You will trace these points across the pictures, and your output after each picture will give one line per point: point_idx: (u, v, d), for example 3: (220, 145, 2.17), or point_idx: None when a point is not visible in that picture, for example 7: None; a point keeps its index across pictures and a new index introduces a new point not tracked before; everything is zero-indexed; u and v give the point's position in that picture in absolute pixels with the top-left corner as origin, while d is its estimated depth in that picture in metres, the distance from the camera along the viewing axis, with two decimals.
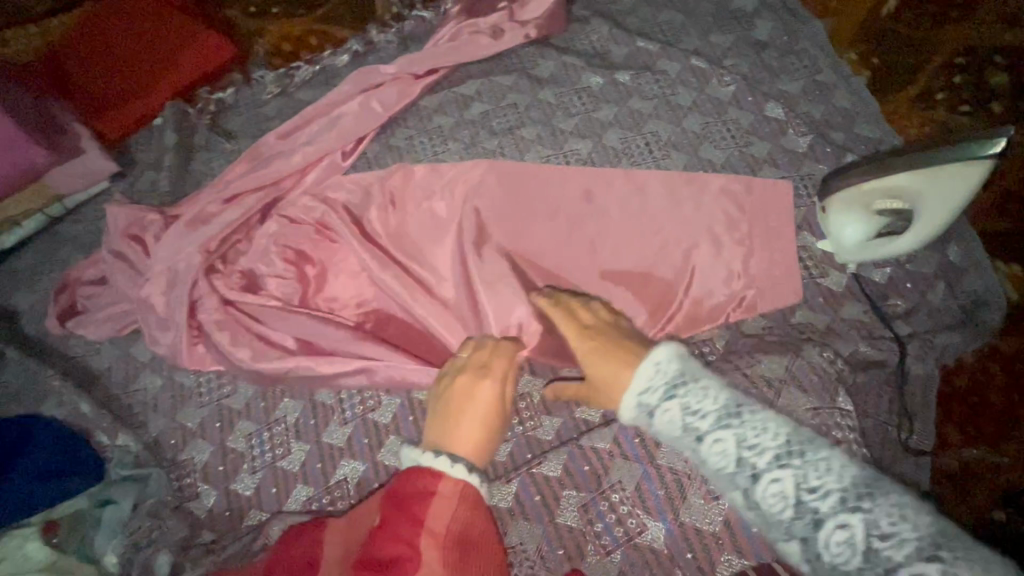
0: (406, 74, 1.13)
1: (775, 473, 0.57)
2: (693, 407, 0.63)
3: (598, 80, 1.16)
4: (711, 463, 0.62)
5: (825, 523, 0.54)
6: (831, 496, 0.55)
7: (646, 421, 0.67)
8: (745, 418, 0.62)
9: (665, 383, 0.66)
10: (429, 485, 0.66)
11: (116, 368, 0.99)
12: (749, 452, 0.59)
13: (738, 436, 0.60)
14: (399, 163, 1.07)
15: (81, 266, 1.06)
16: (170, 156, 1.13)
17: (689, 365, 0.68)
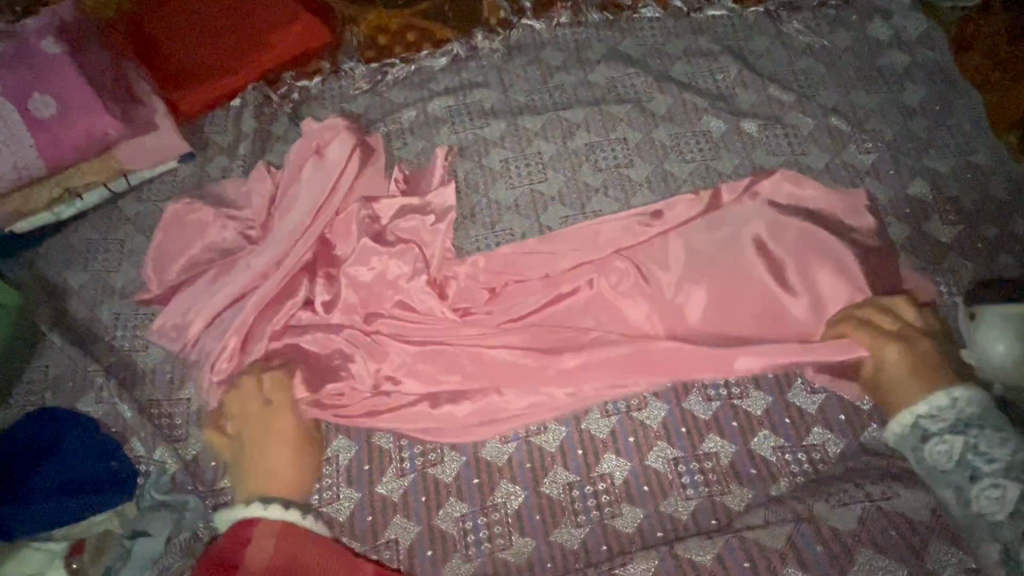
0: (511, 104, 1.08)
1: (996, 481, 0.68)
2: (982, 449, 0.70)
3: (720, 125, 1.04)
4: (930, 460, 0.72)
5: (982, 478, 0.69)
6: (998, 463, 0.69)
7: (913, 444, 0.73)
8: (977, 433, 0.70)
9: (955, 419, 0.72)
10: (246, 536, 0.70)
11: (162, 370, 0.91)
12: (976, 457, 0.70)
13: (969, 443, 0.70)
14: (491, 192, 1.01)
15: (144, 253, 1.00)
16: (247, 145, 1.06)
17: (971, 413, 0.72)
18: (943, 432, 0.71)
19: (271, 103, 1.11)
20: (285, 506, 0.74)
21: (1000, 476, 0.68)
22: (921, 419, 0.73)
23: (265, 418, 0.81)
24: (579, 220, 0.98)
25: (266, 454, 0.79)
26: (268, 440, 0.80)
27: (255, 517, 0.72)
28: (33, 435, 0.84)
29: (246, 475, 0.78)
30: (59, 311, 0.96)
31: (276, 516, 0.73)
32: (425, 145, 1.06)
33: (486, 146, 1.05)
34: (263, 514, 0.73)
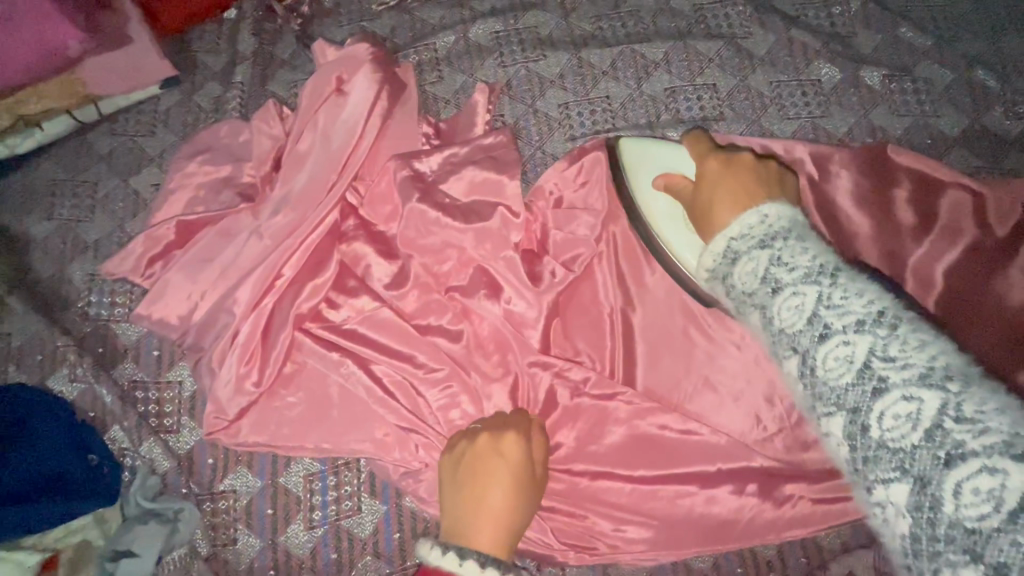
0: (573, 34, 0.87)
1: (913, 391, 0.38)
2: (890, 352, 0.40)
3: (833, 73, 0.84)
4: (829, 373, 0.42)
5: (888, 392, 0.39)
6: (913, 369, 0.39)
7: (722, 278, 0.52)
8: (892, 331, 0.41)
9: (855, 310, 0.42)
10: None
11: (147, 347, 0.76)
12: (884, 367, 0.40)
13: (875, 343, 0.41)
14: (547, 146, 0.82)
15: (123, 201, 0.82)
16: (245, 70, 0.86)
17: (890, 299, 0.43)
18: (849, 350, 0.42)
19: (273, 16, 0.89)
20: (483, 563, 0.54)
21: (913, 386, 0.38)
22: (731, 244, 0.51)
23: (496, 443, 0.61)
24: None
25: (471, 468, 0.60)
26: (511, 481, 0.59)
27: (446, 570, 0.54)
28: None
29: (465, 507, 0.58)
30: (21, 268, 0.79)
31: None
32: (466, 83, 0.86)
33: (542, 87, 0.85)
34: (458, 570, 0.53)
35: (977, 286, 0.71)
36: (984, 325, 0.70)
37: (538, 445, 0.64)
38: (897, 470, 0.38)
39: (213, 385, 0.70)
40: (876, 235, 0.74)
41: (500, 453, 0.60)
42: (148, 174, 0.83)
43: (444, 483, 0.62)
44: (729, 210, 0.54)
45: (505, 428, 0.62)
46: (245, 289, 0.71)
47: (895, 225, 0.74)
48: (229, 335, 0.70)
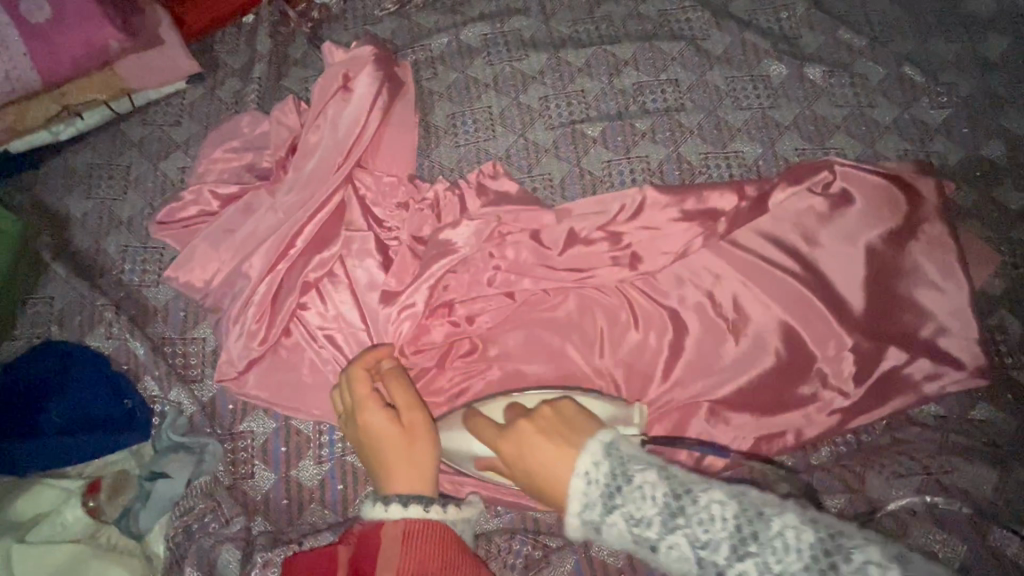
0: (552, 36, 0.98)
1: (740, 569, 0.45)
2: (699, 535, 0.47)
3: (781, 70, 0.95)
4: (673, 571, 0.48)
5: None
6: (722, 545, 0.46)
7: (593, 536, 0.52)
8: (693, 506, 0.48)
9: (658, 510, 0.48)
10: (373, 538, 0.58)
11: (174, 309, 0.86)
12: (705, 550, 0.47)
13: (688, 536, 0.47)
14: (529, 133, 0.93)
15: (154, 182, 0.93)
16: (261, 67, 0.97)
17: (677, 472, 0.50)
18: (665, 518, 0.48)
19: (286, 21, 1.00)
20: (404, 502, 0.60)
21: (733, 560, 0.46)
22: (581, 507, 0.51)
23: (362, 430, 0.65)
24: (623, 165, 0.91)
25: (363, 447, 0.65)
26: (399, 438, 0.63)
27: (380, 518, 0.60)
28: (28, 374, 0.79)
29: (374, 471, 0.64)
30: (62, 242, 0.89)
31: (399, 517, 0.59)
32: (458, 79, 0.97)
33: (525, 82, 0.96)
34: (385, 515, 0.59)
35: (895, 256, 0.83)
36: (898, 289, 0.82)
37: (395, 388, 0.67)
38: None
39: (234, 337, 0.79)
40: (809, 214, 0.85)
41: (367, 432, 0.64)
42: (175, 159, 0.94)
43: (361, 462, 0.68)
44: (562, 467, 0.53)
45: (365, 410, 0.65)
46: (263, 254, 0.81)
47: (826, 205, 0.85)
48: (248, 294, 0.80)
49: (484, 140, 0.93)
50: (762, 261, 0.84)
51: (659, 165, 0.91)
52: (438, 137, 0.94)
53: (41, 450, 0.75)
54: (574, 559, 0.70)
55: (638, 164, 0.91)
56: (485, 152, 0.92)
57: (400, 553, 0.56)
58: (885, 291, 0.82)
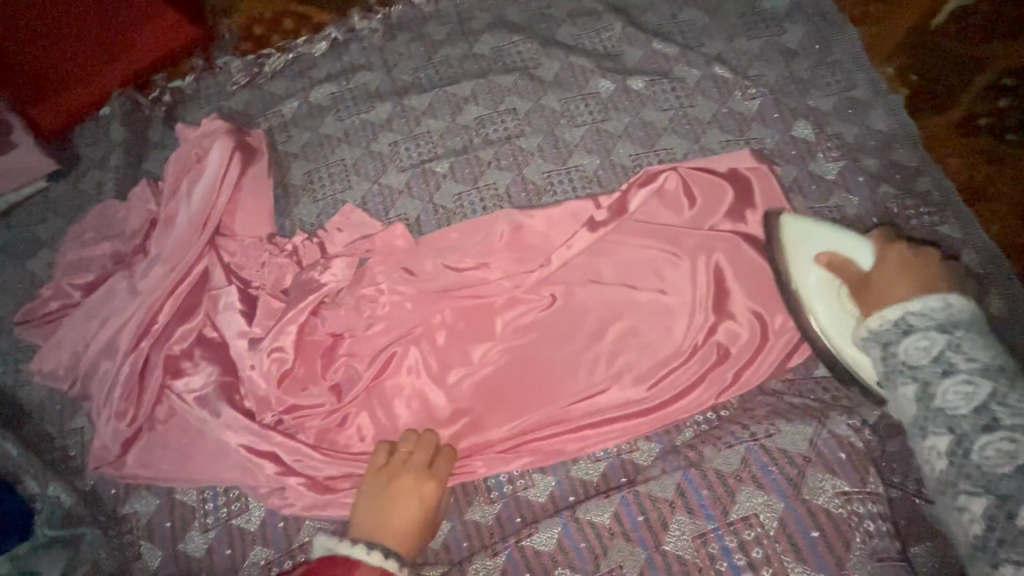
0: (396, 85, 1.05)
1: (1016, 433, 0.60)
2: (1004, 398, 0.62)
3: (608, 84, 1.03)
4: (942, 400, 0.65)
5: (996, 430, 0.61)
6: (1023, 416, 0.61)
7: (880, 343, 0.71)
8: (1005, 384, 0.63)
9: (981, 355, 0.65)
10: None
11: (52, 402, 0.87)
12: (999, 407, 0.62)
13: (994, 390, 0.63)
14: (383, 177, 0.98)
15: (22, 281, 0.94)
16: (119, 154, 1.00)
17: (1000, 361, 0.66)
18: (970, 372, 0.64)
19: (142, 107, 1.05)
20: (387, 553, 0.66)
21: None
22: (909, 314, 0.70)
23: (418, 485, 0.73)
24: (473, 194, 0.96)
25: (393, 494, 0.72)
26: (411, 493, 0.72)
27: (357, 560, 0.64)
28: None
29: (377, 517, 0.71)
30: None
31: (378, 563, 0.65)
32: (312, 137, 1.02)
33: (375, 131, 1.01)
34: (364, 558, 0.65)
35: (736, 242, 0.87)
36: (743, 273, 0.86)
37: (417, 453, 0.76)
38: (946, 434, 0.64)
39: (105, 421, 0.81)
40: (648, 219, 0.91)
41: (420, 491, 0.73)
42: (42, 256, 0.96)
43: (359, 498, 0.74)
44: (906, 289, 0.72)
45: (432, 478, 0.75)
46: (126, 335, 0.83)
47: (661, 205, 0.91)
48: (113, 376, 0.82)
49: (341, 191, 0.98)
50: (611, 265, 0.89)
51: (507, 189, 0.97)
52: (298, 195, 0.98)
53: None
54: None
55: (487, 192, 0.96)
56: (343, 202, 0.97)
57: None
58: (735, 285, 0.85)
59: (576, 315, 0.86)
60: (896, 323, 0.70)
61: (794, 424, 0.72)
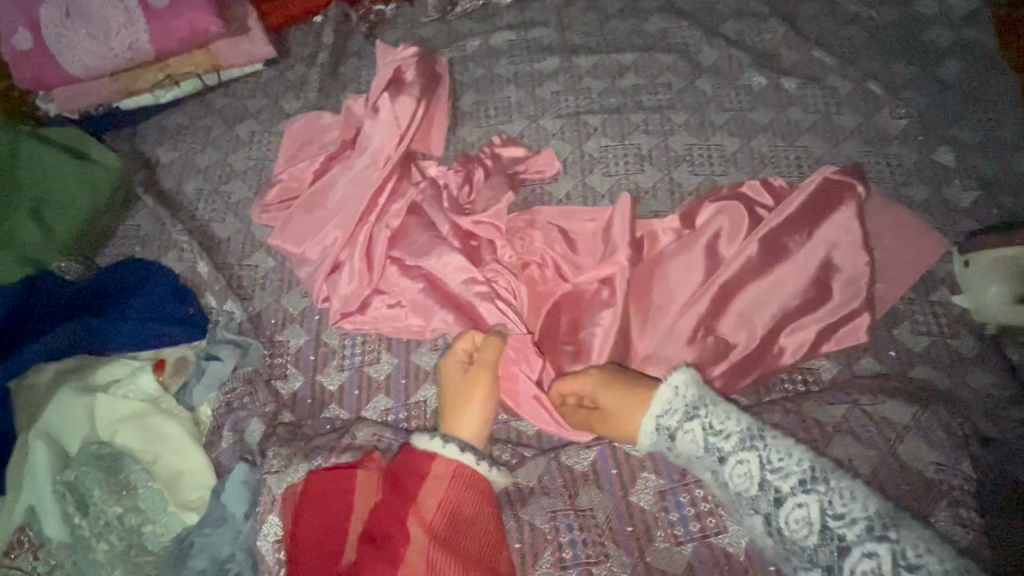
0: (567, 44, 1.17)
1: (799, 498, 0.59)
2: (772, 462, 0.62)
3: (761, 80, 1.11)
4: (733, 483, 0.64)
5: (785, 501, 0.60)
6: (792, 477, 0.60)
7: (667, 443, 0.71)
8: (767, 445, 0.63)
9: (684, 405, 0.69)
10: (424, 470, 0.69)
11: (236, 239, 1.04)
12: (772, 475, 0.61)
13: (761, 458, 0.62)
14: (541, 118, 1.10)
15: (229, 140, 1.12)
16: (325, 55, 1.18)
17: (730, 408, 0.68)
18: (832, 486, 0.59)
19: (349, 21, 1.22)
20: (461, 448, 0.71)
21: (868, 541, 0.54)
22: (660, 420, 0.71)
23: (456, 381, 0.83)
24: (618, 150, 1.06)
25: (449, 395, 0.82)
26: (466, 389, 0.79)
27: (434, 452, 0.70)
28: (104, 278, 0.96)
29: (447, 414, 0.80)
30: (152, 181, 1.09)
31: (453, 456, 0.70)
32: (486, 73, 1.15)
33: (541, 80, 1.14)
34: (442, 451, 0.70)
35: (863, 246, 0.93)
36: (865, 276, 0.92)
37: (450, 361, 0.83)
38: (755, 513, 0.62)
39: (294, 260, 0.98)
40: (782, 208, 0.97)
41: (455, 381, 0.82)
42: (248, 123, 1.14)
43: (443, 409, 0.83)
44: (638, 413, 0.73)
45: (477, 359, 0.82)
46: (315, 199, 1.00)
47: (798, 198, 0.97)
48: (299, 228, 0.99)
49: (502, 123, 1.10)
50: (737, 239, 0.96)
51: (649, 151, 1.06)
52: (464, 119, 1.12)
53: (98, 330, 0.89)
54: (546, 463, 0.79)
55: (631, 149, 1.06)
56: (502, 132, 1.09)
57: (446, 488, 0.68)
58: (856, 285, 0.92)
59: (703, 277, 0.94)
60: (660, 427, 0.71)
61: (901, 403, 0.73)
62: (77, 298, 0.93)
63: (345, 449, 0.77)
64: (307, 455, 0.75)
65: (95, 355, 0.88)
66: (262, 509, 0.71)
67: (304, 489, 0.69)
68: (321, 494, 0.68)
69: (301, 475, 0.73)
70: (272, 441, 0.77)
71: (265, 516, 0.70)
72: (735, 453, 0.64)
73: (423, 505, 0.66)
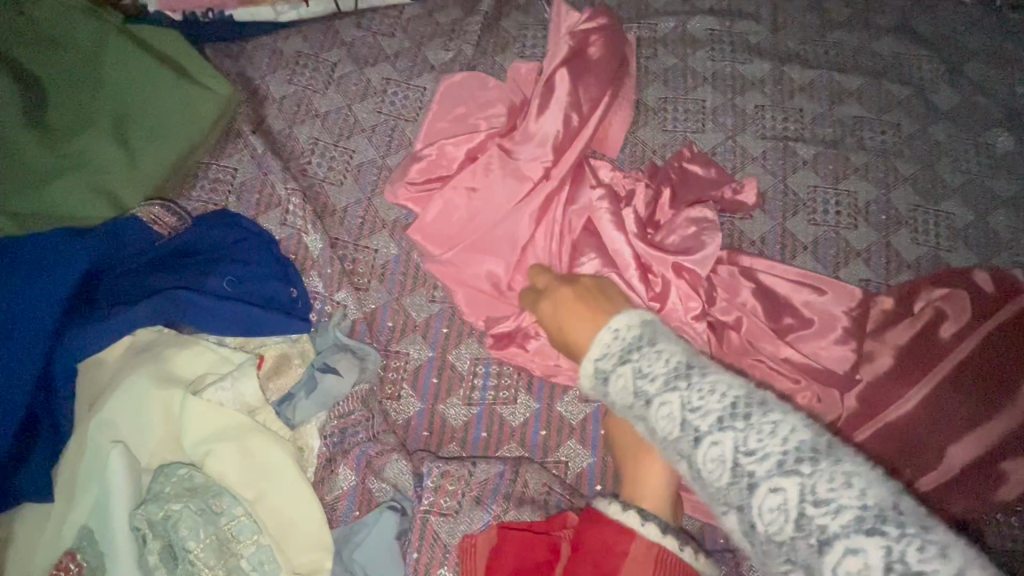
0: (780, 47, 0.96)
1: (854, 543, 0.35)
2: (749, 442, 0.40)
3: (1009, 142, 0.91)
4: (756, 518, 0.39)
5: (830, 547, 0.36)
6: (844, 513, 0.36)
7: (601, 392, 0.50)
8: (815, 467, 0.38)
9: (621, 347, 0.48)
10: (617, 547, 0.52)
11: (352, 213, 0.85)
12: (814, 511, 0.37)
13: (805, 486, 0.37)
14: (738, 135, 0.90)
15: (357, 84, 0.92)
16: (487, 3, 0.96)
17: (654, 327, 0.49)
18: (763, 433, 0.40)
19: None
20: (664, 528, 0.52)
21: None
22: (596, 365, 0.49)
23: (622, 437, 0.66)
24: (829, 195, 0.87)
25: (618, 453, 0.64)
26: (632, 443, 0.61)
27: (628, 527, 0.52)
28: (198, 234, 0.77)
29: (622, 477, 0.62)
30: (258, 117, 0.88)
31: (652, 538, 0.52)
32: (678, 64, 0.94)
33: (744, 87, 0.93)
34: (639, 528, 0.52)
35: None
36: None
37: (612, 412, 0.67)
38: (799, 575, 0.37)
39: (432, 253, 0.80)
40: None
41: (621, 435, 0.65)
42: (382, 68, 0.93)
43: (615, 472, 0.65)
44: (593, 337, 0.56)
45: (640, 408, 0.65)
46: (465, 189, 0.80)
47: None
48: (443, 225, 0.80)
49: (692, 131, 0.90)
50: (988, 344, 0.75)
51: (866, 204, 0.87)
52: (645, 118, 0.91)
53: (189, 305, 0.71)
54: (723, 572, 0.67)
55: (845, 197, 0.87)
56: (691, 143, 0.89)
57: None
58: None
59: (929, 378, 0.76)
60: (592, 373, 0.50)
61: None
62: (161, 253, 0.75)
63: (522, 504, 0.63)
64: (481, 501, 0.63)
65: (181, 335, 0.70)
66: (427, 558, 0.60)
67: (493, 560, 0.56)
68: (515, 569, 0.55)
69: (479, 527, 0.62)
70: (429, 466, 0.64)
71: (434, 569, 0.59)
72: (711, 432, 0.41)
73: None
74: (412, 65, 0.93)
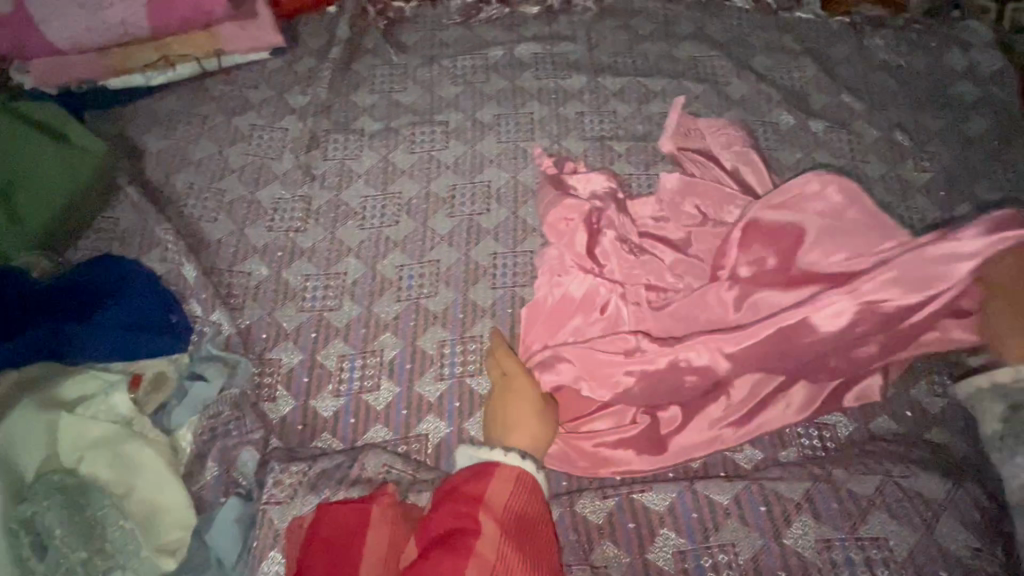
0: (595, 61, 1.13)
1: None
2: None
3: (790, 119, 1.08)
4: None
5: None
6: None
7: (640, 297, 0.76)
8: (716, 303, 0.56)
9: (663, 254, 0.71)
10: (486, 472, 0.67)
11: (227, 244, 0.95)
12: None
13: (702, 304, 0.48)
14: (563, 138, 1.05)
15: (227, 132, 1.04)
16: (339, 50, 1.11)
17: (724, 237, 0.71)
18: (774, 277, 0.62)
19: (366, 17, 1.15)
20: (523, 456, 0.70)
21: None
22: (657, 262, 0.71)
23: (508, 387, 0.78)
24: (643, 178, 1.02)
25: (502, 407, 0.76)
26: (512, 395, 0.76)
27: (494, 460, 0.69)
28: (80, 277, 0.87)
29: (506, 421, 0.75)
30: (139, 172, 0.99)
31: (513, 463, 0.70)
32: (509, 85, 1.10)
33: (566, 97, 1.09)
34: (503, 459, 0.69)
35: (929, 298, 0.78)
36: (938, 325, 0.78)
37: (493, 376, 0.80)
38: None
39: (298, 276, 0.94)
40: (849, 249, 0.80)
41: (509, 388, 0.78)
42: (248, 116, 1.05)
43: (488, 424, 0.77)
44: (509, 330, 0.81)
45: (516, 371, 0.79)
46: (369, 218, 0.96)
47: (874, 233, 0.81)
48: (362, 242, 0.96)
49: (524, 140, 1.05)
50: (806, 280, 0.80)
51: None
52: (483, 132, 1.05)
53: (73, 340, 0.81)
54: (559, 512, 0.77)
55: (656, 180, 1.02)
56: (524, 151, 1.04)
57: (511, 490, 0.66)
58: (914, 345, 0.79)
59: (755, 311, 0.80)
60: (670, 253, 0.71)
61: (934, 478, 0.74)
62: (46, 297, 0.84)
63: (354, 482, 0.74)
64: (314, 487, 0.73)
65: (66, 366, 0.79)
66: (262, 544, 0.68)
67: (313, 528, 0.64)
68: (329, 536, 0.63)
69: (309, 508, 0.71)
70: (272, 465, 0.74)
71: (266, 553, 0.67)
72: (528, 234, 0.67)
73: (492, 498, 0.65)
74: (276, 110, 1.06)
